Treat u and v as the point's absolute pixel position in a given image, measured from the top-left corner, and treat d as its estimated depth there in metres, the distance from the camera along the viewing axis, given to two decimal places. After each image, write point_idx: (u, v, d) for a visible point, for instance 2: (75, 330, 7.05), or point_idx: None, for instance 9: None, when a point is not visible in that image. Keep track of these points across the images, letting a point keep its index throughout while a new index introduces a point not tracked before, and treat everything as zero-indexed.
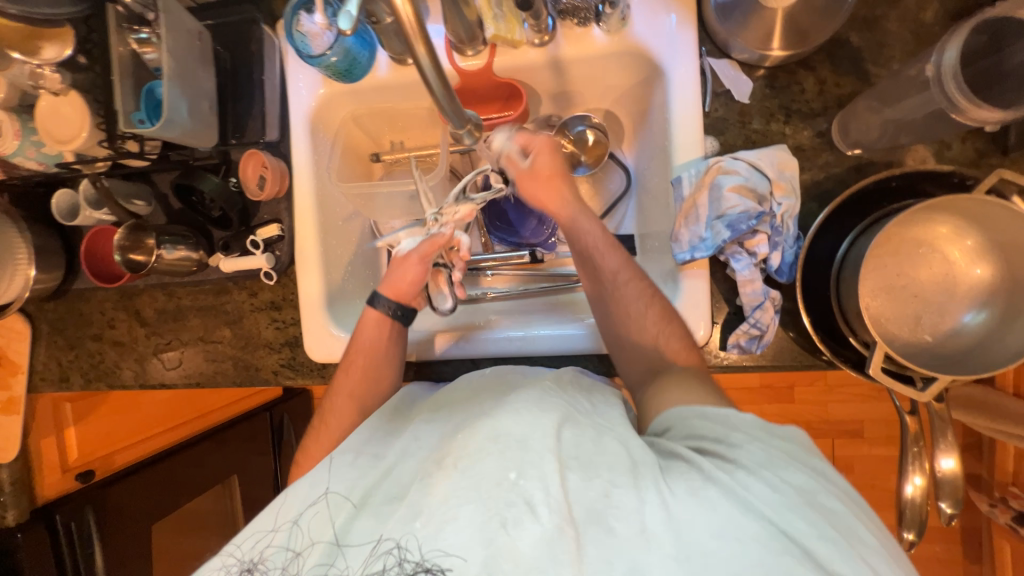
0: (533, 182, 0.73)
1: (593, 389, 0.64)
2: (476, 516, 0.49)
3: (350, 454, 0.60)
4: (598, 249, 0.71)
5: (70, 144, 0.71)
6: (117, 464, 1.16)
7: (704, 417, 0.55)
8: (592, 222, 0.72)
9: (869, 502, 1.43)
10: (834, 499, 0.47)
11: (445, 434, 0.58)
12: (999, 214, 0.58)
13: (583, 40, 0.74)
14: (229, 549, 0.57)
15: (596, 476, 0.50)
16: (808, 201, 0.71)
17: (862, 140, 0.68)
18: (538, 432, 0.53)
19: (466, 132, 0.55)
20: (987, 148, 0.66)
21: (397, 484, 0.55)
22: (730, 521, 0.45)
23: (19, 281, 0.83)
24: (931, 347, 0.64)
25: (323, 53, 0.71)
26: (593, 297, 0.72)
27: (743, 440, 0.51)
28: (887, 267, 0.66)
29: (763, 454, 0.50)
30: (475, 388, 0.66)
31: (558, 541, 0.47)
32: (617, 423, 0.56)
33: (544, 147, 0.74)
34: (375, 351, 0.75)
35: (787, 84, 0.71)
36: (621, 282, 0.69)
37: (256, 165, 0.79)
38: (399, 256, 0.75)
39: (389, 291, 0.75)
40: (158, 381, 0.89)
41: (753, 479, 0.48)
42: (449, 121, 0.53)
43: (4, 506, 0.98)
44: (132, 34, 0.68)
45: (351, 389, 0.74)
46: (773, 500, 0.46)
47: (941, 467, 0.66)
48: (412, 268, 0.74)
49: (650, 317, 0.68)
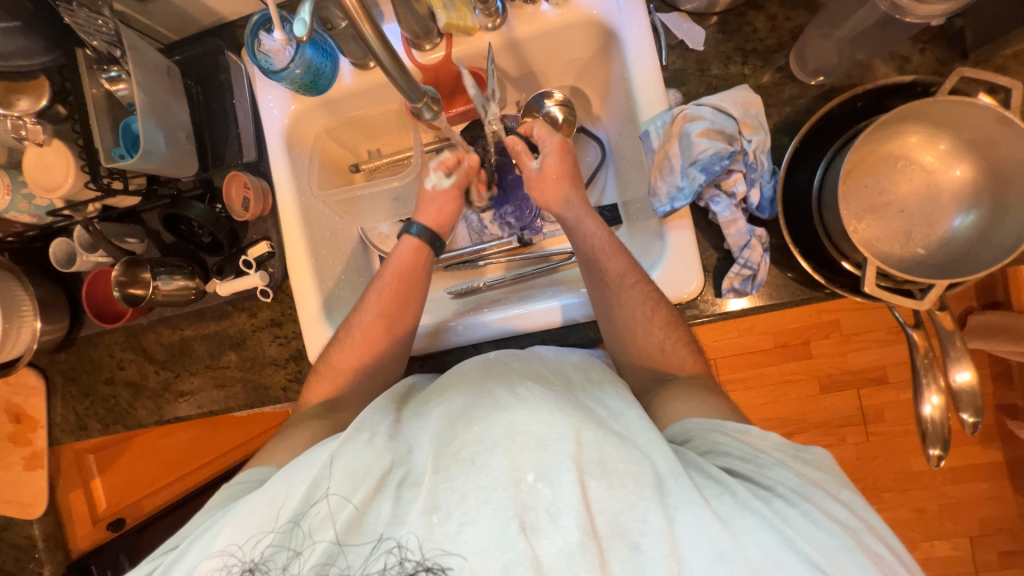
0: (540, 181, 0.77)
1: (603, 382, 0.65)
2: (495, 517, 0.49)
3: (364, 436, 0.58)
4: (604, 252, 0.73)
5: (58, 190, 0.73)
6: (146, 509, 1.25)
7: (728, 438, 0.57)
8: (597, 225, 0.75)
9: (907, 448, 1.39)
10: (880, 545, 0.49)
11: (454, 417, 0.58)
12: (971, 113, 0.57)
13: (535, 17, 0.75)
14: (227, 548, 0.54)
15: (621, 486, 0.50)
16: (778, 136, 0.71)
17: (821, 67, 0.68)
18: (559, 432, 0.52)
19: (424, 106, 0.59)
20: (947, 55, 0.66)
21: (411, 474, 0.55)
22: (773, 555, 0.46)
23: (26, 334, 0.85)
24: (925, 259, 0.64)
25: (285, 67, 0.73)
26: (594, 300, 0.72)
27: (776, 467, 0.54)
28: (867, 187, 0.66)
29: (797, 484, 0.52)
30: (482, 366, 0.68)
31: (581, 555, 0.47)
32: (638, 430, 0.56)
33: (555, 147, 0.78)
34: (410, 270, 0.80)
35: (739, 26, 0.72)
36: (627, 285, 0.70)
37: (239, 186, 0.80)
38: (435, 189, 0.81)
39: (426, 220, 0.82)
40: (174, 416, 0.91)
41: (792, 511, 0.49)
42: (407, 97, 0.57)
43: (40, 562, 1.00)
44: (103, 74, 0.70)
45: (381, 308, 0.77)
46: (819, 540, 0.47)
47: (957, 381, 0.65)
48: (447, 204, 0.82)
49: (655, 323, 0.69)
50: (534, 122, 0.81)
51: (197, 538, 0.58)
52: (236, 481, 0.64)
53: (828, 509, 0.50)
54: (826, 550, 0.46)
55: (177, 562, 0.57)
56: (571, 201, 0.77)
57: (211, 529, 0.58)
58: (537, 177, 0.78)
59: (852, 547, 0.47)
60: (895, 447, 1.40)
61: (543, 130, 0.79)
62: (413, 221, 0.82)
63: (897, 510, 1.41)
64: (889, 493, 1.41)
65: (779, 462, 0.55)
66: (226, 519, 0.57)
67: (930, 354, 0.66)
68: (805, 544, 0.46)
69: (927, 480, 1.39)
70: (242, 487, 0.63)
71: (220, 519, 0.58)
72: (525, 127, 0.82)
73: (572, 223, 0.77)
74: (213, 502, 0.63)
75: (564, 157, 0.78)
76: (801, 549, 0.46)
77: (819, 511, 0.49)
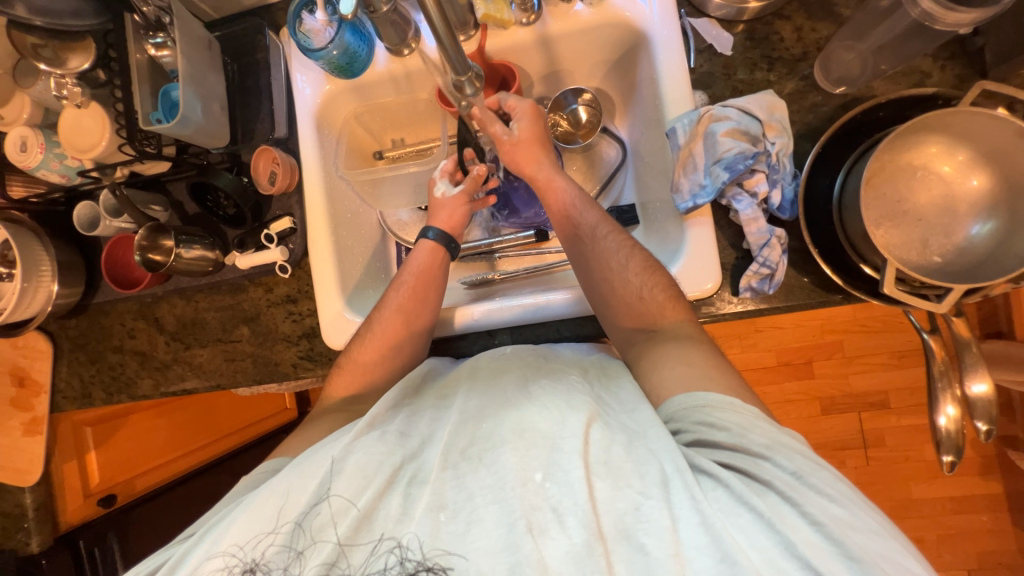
0: (512, 146, 0.78)
1: (620, 377, 0.65)
2: (501, 517, 0.49)
3: (375, 433, 0.58)
4: (575, 207, 0.76)
5: (89, 153, 0.76)
6: (140, 488, 1.19)
7: (716, 417, 0.55)
8: (567, 183, 0.78)
9: (907, 476, 1.38)
10: (892, 547, 0.46)
11: (466, 413, 0.58)
12: (990, 125, 0.60)
13: (569, 16, 0.78)
14: (228, 548, 0.53)
15: (626, 486, 0.49)
16: (800, 142, 0.73)
17: (845, 77, 0.71)
18: (568, 429, 0.52)
19: (467, 80, 0.62)
20: (967, 72, 0.69)
21: (420, 471, 0.54)
22: (769, 558, 0.45)
23: (42, 295, 0.85)
24: (942, 267, 0.65)
25: (324, 47, 0.75)
26: (570, 254, 0.75)
27: (771, 456, 0.51)
28: (886, 194, 0.68)
29: (793, 475, 0.50)
30: (498, 361, 0.67)
31: (588, 558, 0.46)
32: (648, 425, 0.54)
33: (527, 112, 0.78)
34: (427, 271, 0.80)
35: (765, 35, 0.75)
36: (599, 235, 0.73)
37: (267, 161, 0.83)
38: (443, 196, 0.84)
39: (441, 225, 0.83)
40: (180, 387, 0.90)
41: (788, 507, 0.47)
42: (453, 69, 0.59)
43: (28, 532, 0.97)
44: (149, 40, 0.73)
45: (399, 303, 0.77)
46: (819, 545, 0.45)
47: (974, 392, 0.65)
48: (457, 209, 0.84)
49: (632, 268, 0.70)
50: (500, 94, 0.80)
51: (212, 527, 0.57)
52: (258, 472, 0.65)
53: (821, 508, 0.47)
54: (826, 557, 0.44)
55: (186, 556, 0.55)
56: (543, 162, 0.78)
57: (223, 520, 0.56)
58: (507, 142, 0.78)
59: (852, 552, 0.45)
60: (896, 473, 1.38)
61: (511, 99, 0.79)
62: (428, 226, 0.83)
63: None
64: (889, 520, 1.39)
65: (772, 443, 0.52)
66: (232, 518, 0.55)
67: (946, 361, 0.66)
68: (802, 547, 0.45)
69: (926, 509, 1.38)
70: (263, 478, 0.64)
71: (230, 512, 0.57)
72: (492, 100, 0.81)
73: (543, 181, 0.78)
74: (235, 490, 0.63)
75: (536, 121, 0.79)
76: (800, 553, 0.44)
77: (818, 510, 0.47)
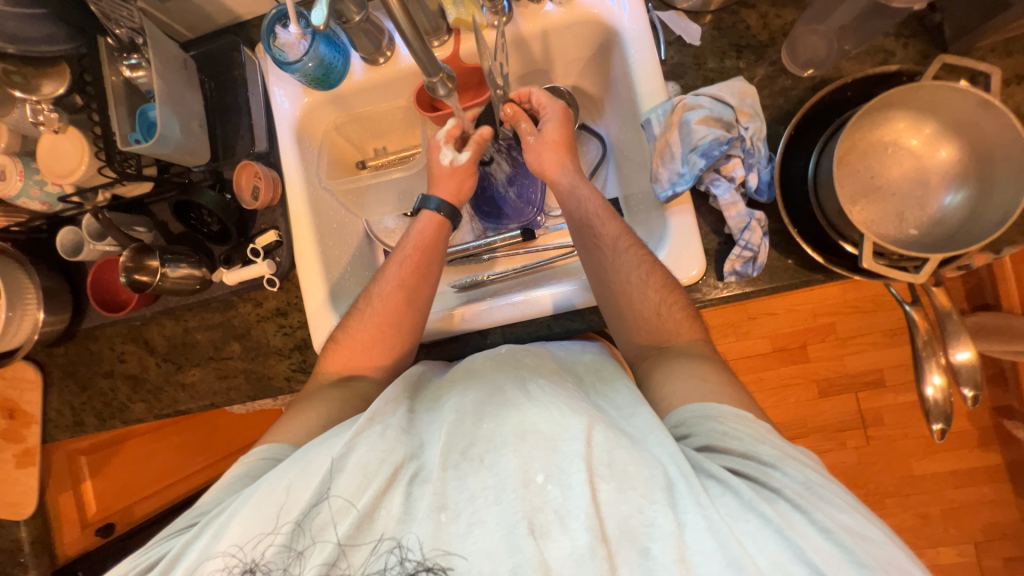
0: (539, 146, 0.79)
1: (615, 380, 0.65)
2: (504, 518, 0.48)
3: (377, 428, 0.57)
4: (598, 217, 0.76)
5: (70, 176, 0.76)
6: (137, 515, 1.19)
7: (728, 428, 0.55)
8: (590, 193, 0.78)
9: (906, 452, 1.39)
10: (899, 555, 0.47)
11: (463, 412, 0.58)
12: (953, 98, 0.61)
13: (540, 16, 0.79)
14: (226, 547, 0.53)
15: (631, 490, 0.49)
16: (773, 125, 0.75)
17: (810, 60, 0.73)
18: (569, 432, 0.52)
19: (439, 81, 0.62)
20: (929, 48, 0.71)
21: (421, 471, 0.54)
22: (777, 561, 0.44)
23: (28, 324, 0.84)
24: (919, 239, 0.66)
25: (299, 60, 0.76)
26: (587, 264, 0.74)
27: (780, 466, 0.52)
28: (860, 171, 0.69)
29: (803, 486, 0.50)
30: (494, 361, 0.68)
31: (590, 559, 0.46)
32: (649, 430, 0.54)
33: (557, 114, 0.79)
34: (427, 241, 0.81)
35: (732, 24, 0.76)
36: (620, 248, 0.72)
37: (249, 175, 0.82)
38: (455, 163, 0.80)
39: (444, 195, 0.82)
40: (173, 407, 0.89)
41: (798, 516, 0.48)
42: (423, 69, 0.59)
43: (25, 566, 0.95)
44: (123, 62, 0.74)
45: (401, 278, 0.78)
46: (829, 554, 0.45)
47: (958, 359, 0.66)
48: (465, 180, 0.82)
49: (651, 285, 0.69)
50: (535, 91, 0.81)
51: (213, 520, 0.57)
52: (254, 457, 0.64)
53: (829, 516, 0.48)
54: (837, 565, 0.44)
55: (186, 550, 0.55)
56: (567, 167, 0.79)
57: (224, 513, 0.56)
58: (535, 142, 0.79)
59: (865, 562, 0.45)
60: (896, 450, 1.39)
61: (543, 97, 0.80)
62: (429, 195, 0.81)
63: (900, 516, 1.39)
64: (891, 498, 1.40)
65: (782, 456, 0.53)
66: (232, 514, 0.55)
67: (929, 331, 0.67)
68: (812, 553, 0.45)
69: (928, 485, 1.39)
70: (261, 464, 0.63)
71: (232, 503, 0.57)
72: (521, 93, 0.82)
73: (567, 188, 0.79)
74: (227, 476, 0.63)
75: (565, 124, 0.79)
76: (809, 559, 0.44)
77: (829, 519, 0.48)
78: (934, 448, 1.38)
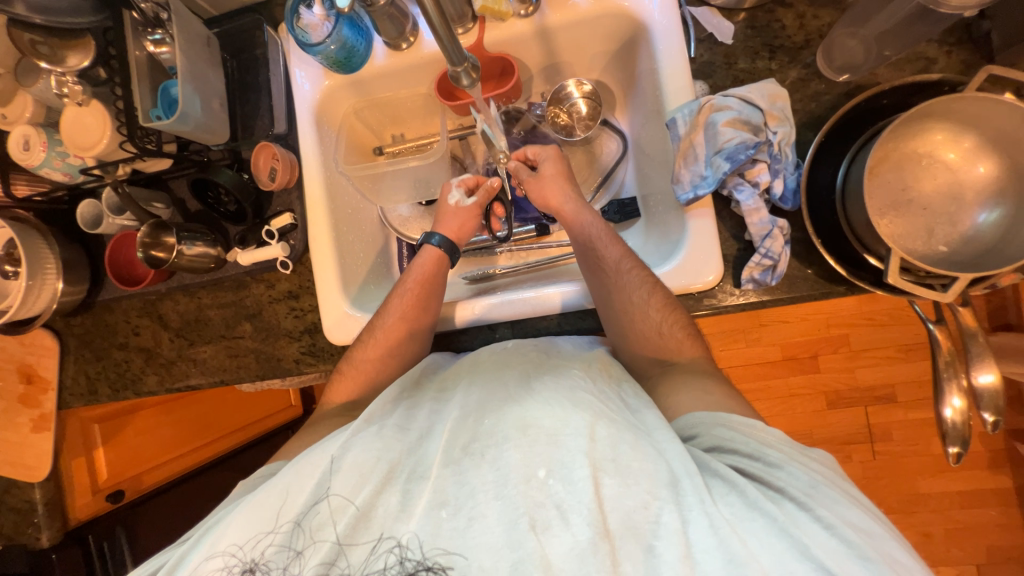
0: (537, 183, 0.81)
1: (621, 379, 0.64)
2: (505, 513, 0.49)
3: (372, 428, 0.58)
4: (600, 240, 0.75)
5: (92, 150, 0.77)
6: (147, 484, 1.19)
7: (734, 432, 0.55)
8: (594, 217, 0.77)
9: (914, 470, 1.36)
10: (906, 556, 0.46)
11: (466, 408, 0.58)
12: (998, 110, 0.59)
13: (568, 7, 0.77)
14: (225, 548, 0.53)
15: (635, 484, 0.48)
16: (802, 131, 0.72)
17: (847, 64, 0.70)
18: (571, 428, 0.51)
19: (464, 70, 0.60)
20: (973, 58, 0.68)
21: (419, 467, 0.54)
22: (781, 559, 0.44)
23: (47, 293, 0.86)
24: (947, 256, 0.64)
25: (321, 42, 0.75)
26: (592, 286, 0.72)
27: (785, 466, 0.51)
28: (891, 183, 0.67)
29: (808, 485, 0.50)
30: (498, 356, 0.67)
31: (592, 556, 0.45)
32: (655, 426, 0.54)
33: (551, 154, 0.83)
34: (428, 278, 0.80)
35: (767, 23, 0.74)
36: (623, 270, 0.71)
37: (267, 156, 0.82)
38: (459, 205, 0.84)
39: (448, 233, 0.84)
40: (184, 382, 0.91)
41: (803, 515, 0.47)
42: (449, 58, 0.58)
43: (39, 528, 0.99)
44: (149, 36, 0.74)
45: (403, 312, 0.77)
46: (834, 549, 0.45)
47: (980, 383, 0.64)
48: (468, 220, 0.84)
49: (653, 304, 0.69)
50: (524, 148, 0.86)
51: (209, 530, 0.57)
52: (257, 475, 0.66)
53: (835, 513, 0.47)
54: (842, 560, 0.44)
55: (186, 558, 0.56)
56: (571, 197, 0.79)
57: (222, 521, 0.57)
58: (534, 180, 0.81)
59: (870, 556, 0.44)
60: (903, 467, 1.37)
61: (537, 149, 0.84)
62: (434, 232, 0.83)
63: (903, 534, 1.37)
64: (895, 515, 1.38)
65: (788, 457, 0.53)
66: (231, 517, 0.56)
67: (952, 351, 0.66)
68: (817, 550, 0.44)
69: (934, 504, 1.36)
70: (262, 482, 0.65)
71: (227, 514, 0.57)
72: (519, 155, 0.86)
73: (571, 213, 0.78)
74: (235, 492, 0.64)
75: (561, 161, 0.82)
76: (813, 555, 0.44)
77: (835, 516, 0.47)
78: (944, 468, 1.36)
